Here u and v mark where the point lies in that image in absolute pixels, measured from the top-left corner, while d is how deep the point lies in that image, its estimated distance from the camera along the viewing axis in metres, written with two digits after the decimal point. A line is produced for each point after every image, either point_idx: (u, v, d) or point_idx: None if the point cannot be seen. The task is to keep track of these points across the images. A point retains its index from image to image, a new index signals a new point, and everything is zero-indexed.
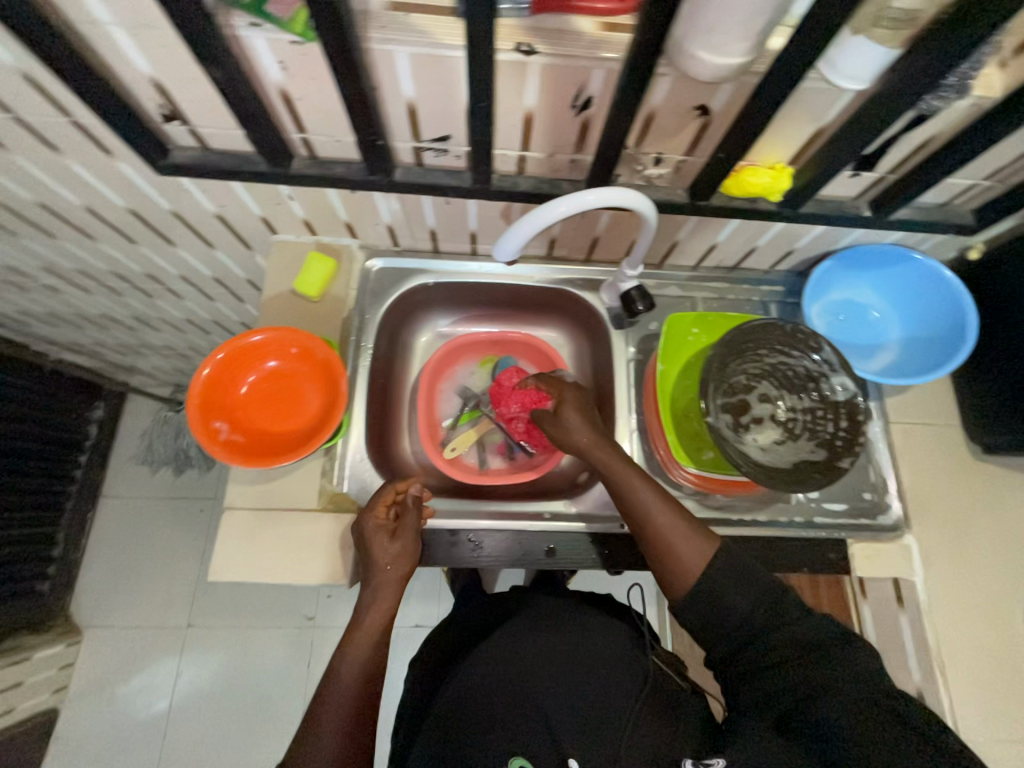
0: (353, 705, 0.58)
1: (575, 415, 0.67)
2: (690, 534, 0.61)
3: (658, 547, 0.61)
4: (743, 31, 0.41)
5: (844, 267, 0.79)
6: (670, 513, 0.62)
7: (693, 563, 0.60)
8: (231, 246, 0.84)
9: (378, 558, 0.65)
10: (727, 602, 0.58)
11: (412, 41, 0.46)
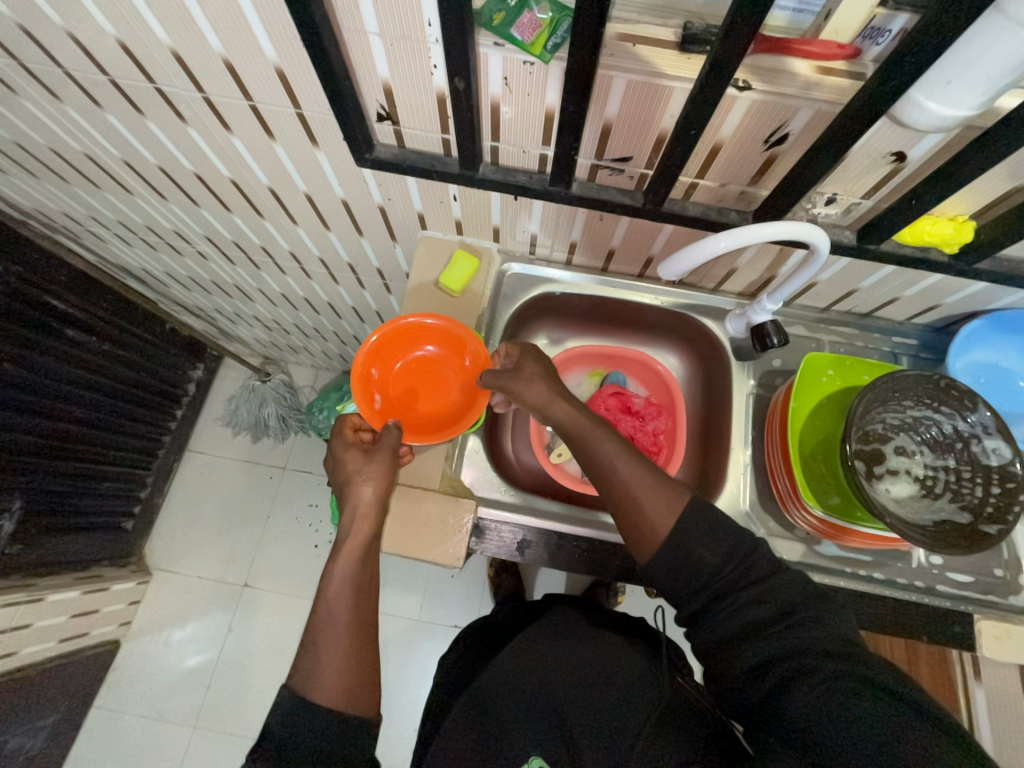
0: (351, 622, 0.58)
1: (533, 367, 0.71)
2: (655, 486, 0.60)
3: (625, 501, 0.61)
4: (985, 86, 0.42)
5: (994, 329, 0.76)
6: (638, 465, 0.62)
7: (660, 516, 0.59)
8: (378, 237, 0.90)
9: (353, 480, 0.65)
10: (695, 557, 0.57)
11: (637, 69, 0.49)
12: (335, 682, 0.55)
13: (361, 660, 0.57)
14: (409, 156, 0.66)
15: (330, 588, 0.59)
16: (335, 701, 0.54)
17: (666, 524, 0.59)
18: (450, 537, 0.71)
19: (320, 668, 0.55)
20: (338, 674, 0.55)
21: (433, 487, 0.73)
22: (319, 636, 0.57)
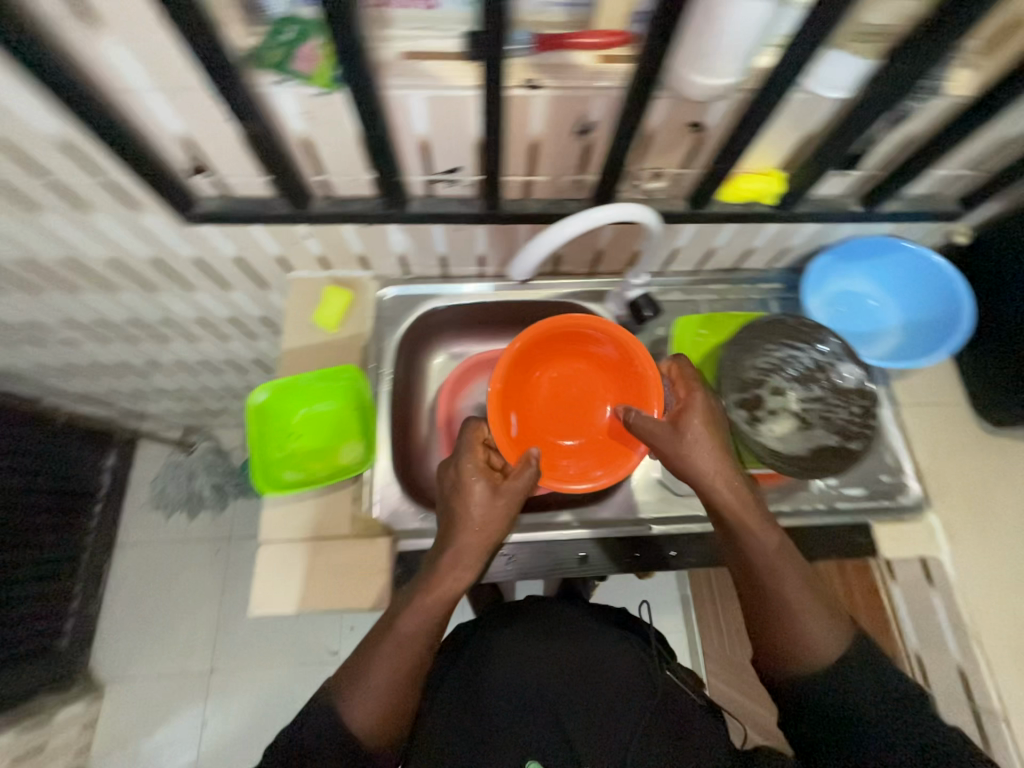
0: (400, 683, 0.56)
1: (711, 447, 0.60)
2: (826, 620, 0.57)
3: (782, 620, 0.57)
4: (735, 54, 0.45)
5: (839, 260, 0.83)
6: (802, 581, 0.58)
7: (828, 650, 0.56)
8: (247, 286, 0.86)
9: (465, 492, 0.62)
10: (804, 673, 0.56)
11: (426, 85, 0.50)
12: (372, 716, 0.55)
13: (394, 713, 0.56)
14: (238, 204, 0.63)
15: (391, 641, 0.57)
16: (361, 736, 0.54)
17: (833, 655, 0.56)
18: (371, 579, 0.68)
19: (360, 691, 0.56)
20: (372, 713, 0.55)
21: (345, 533, 0.70)
22: (370, 667, 0.56)
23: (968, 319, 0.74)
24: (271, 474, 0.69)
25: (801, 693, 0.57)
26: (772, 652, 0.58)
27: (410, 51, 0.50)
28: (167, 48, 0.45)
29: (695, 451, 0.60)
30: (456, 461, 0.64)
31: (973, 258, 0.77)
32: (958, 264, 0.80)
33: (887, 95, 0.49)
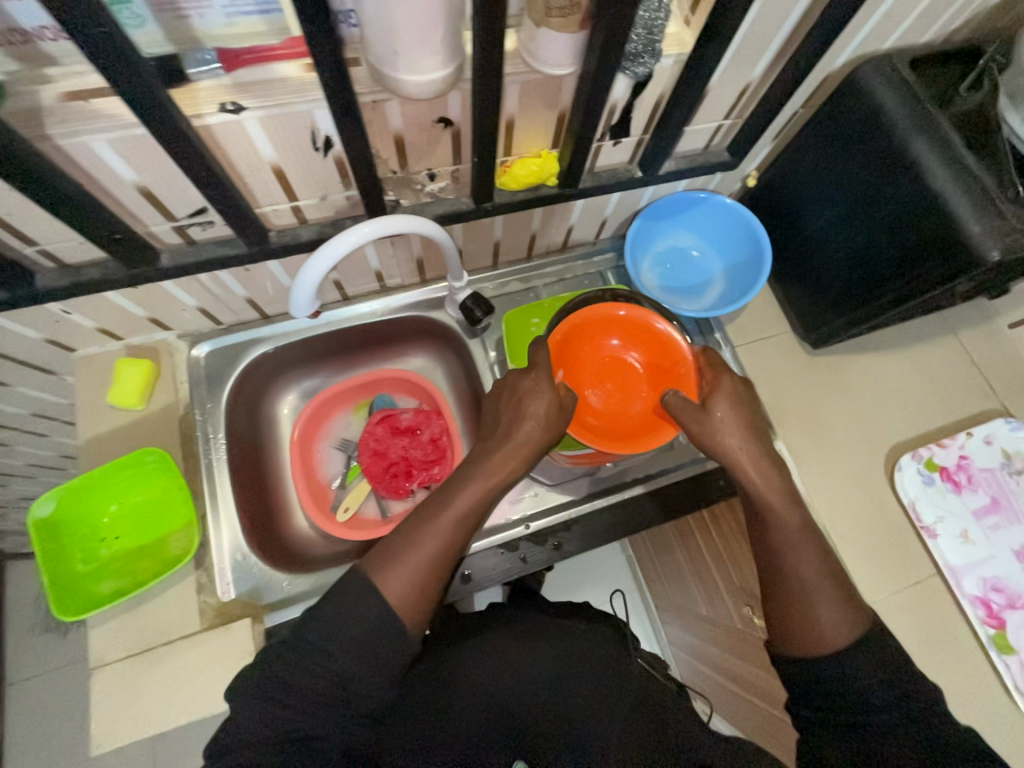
0: (440, 554, 0.54)
1: (729, 411, 0.59)
2: (843, 603, 0.55)
3: (796, 598, 0.56)
4: (428, 47, 0.42)
5: (655, 221, 0.85)
6: (818, 559, 0.57)
7: (839, 634, 0.54)
8: (30, 379, 0.74)
9: (517, 411, 0.60)
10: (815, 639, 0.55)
11: (102, 128, 0.43)
12: (406, 589, 0.53)
13: (430, 587, 0.54)
14: None
15: (473, 488, 0.57)
16: (393, 605, 0.52)
17: (839, 642, 0.54)
18: (231, 673, 0.61)
19: (404, 561, 0.53)
20: (408, 582, 0.53)
21: (195, 630, 0.62)
22: (419, 534, 0.55)
23: (768, 254, 0.78)
24: (83, 591, 0.60)
25: (811, 672, 0.55)
26: (783, 628, 0.57)
27: (73, 91, 0.42)
28: None
29: (720, 426, 0.59)
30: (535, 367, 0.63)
31: (765, 197, 0.82)
32: (756, 204, 0.84)
33: (602, 64, 0.48)
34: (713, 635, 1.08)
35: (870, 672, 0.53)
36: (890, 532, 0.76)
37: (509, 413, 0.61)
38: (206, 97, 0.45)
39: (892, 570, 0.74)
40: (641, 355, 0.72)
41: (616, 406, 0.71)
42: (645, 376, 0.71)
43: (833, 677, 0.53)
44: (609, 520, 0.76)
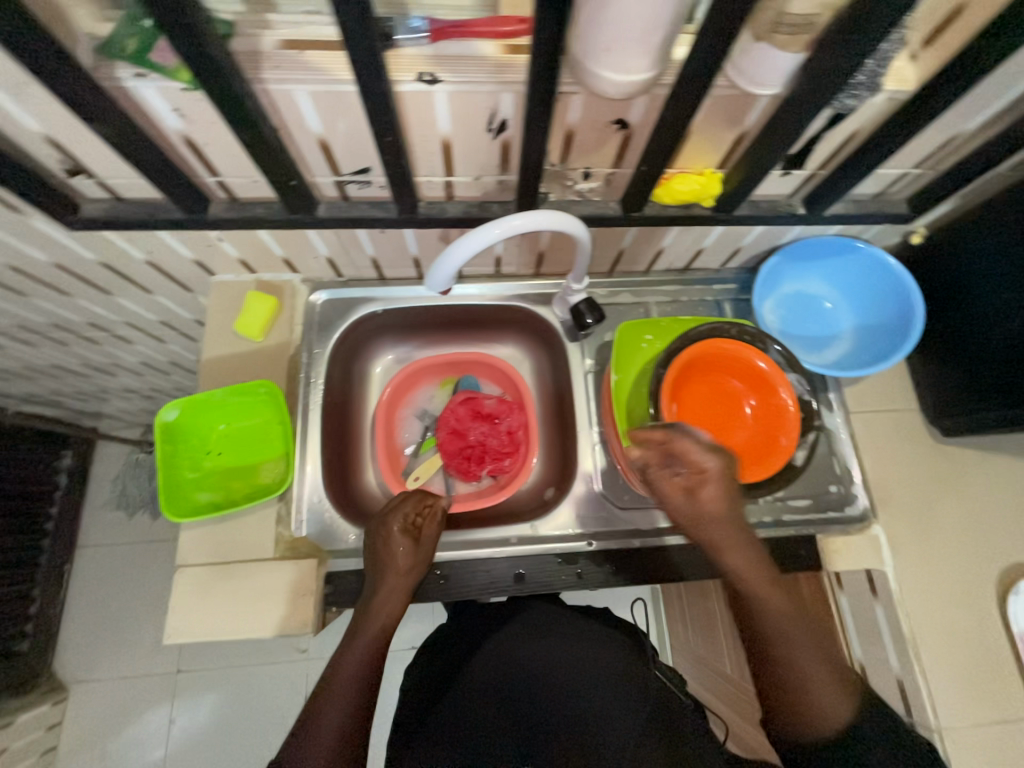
0: (353, 716, 0.53)
1: (714, 493, 0.57)
2: (836, 685, 0.51)
3: (789, 696, 0.51)
4: (641, 47, 0.40)
5: (793, 261, 0.79)
6: (814, 646, 0.53)
7: (837, 719, 0.50)
8: (170, 290, 0.81)
9: (383, 541, 0.66)
10: (806, 704, 0.51)
11: (308, 79, 0.44)
12: (328, 761, 0.50)
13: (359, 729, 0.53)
14: (126, 210, 0.57)
15: (341, 670, 0.56)
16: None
17: (845, 723, 0.50)
18: (294, 602, 0.64)
19: (315, 736, 0.51)
20: (332, 748, 0.51)
21: (269, 555, 0.66)
22: (325, 701, 0.53)
23: (920, 321, 0.71)
24: (184, 495, 0.66)
25: (816, 764, 0.49)
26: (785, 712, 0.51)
27: (290, 41, 0.45)
28: None
29: (708, 510, 0.57)
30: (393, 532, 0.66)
31: (929, 260, 0.74)
32: (914, 265, 0.76)
33: (817, 93, 0.44)
34: (733, 699, 1.02)
35: (875, 745, 0.49)
36: (981, 655, 0.68)
37: (382, 555, 0.65)
38: (407, 64, 0.45)
39: (977, 698, 0.67)
40: (758, 405, 0.65)
41: (713, 442, 0.65)
42: (752, 427, 0.65)
43: (843, 763, 0.49)
44: (675, 559, 0.72)
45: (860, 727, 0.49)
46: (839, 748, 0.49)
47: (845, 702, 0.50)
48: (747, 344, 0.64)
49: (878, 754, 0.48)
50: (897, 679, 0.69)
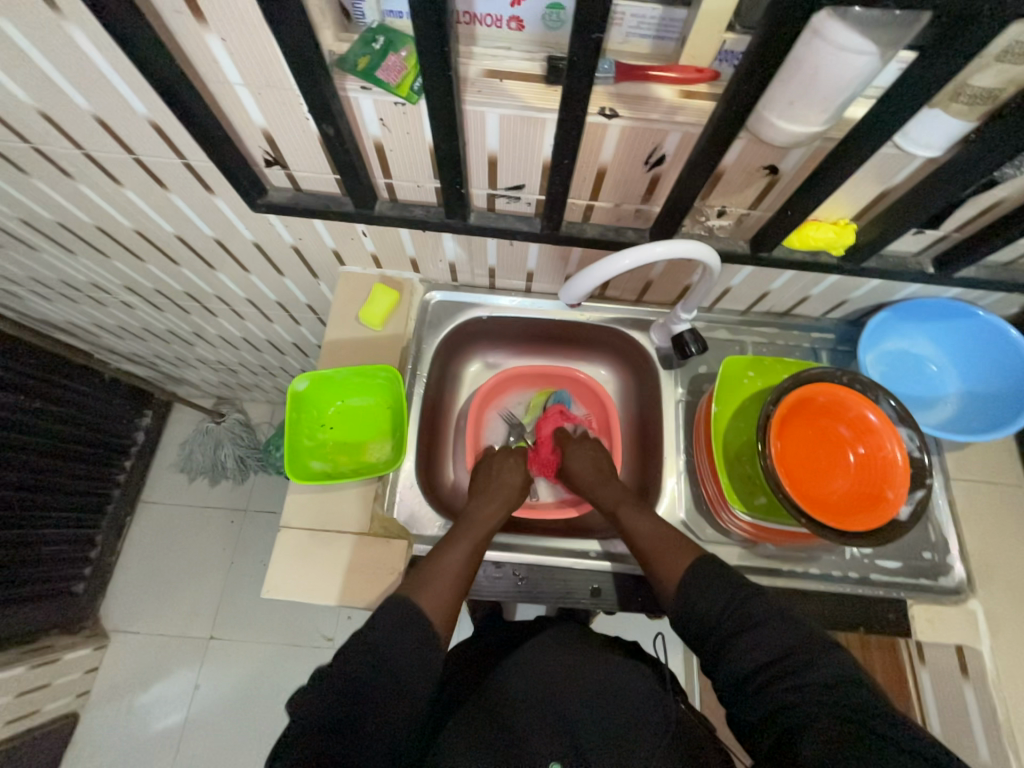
0: (459, 583, 0.61)
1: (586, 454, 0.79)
2: (673, 546, 0.62)
3: (647, 559, 0.63)
4: (823, 106, 0.44)
5: (902, 318, 0.78)
6: (658, 526, 0.66)
7: (674, 571, 0.60)
8: (298, 274, 0.89)
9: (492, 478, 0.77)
10: (693, 604, 0.56)
11: (504, 104, 0.50)
12: (439, 602, 0.58)
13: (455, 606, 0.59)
14: (304, 199, 0.65)
15: (457, 544, 0.65)
16: (431, 615, 0.56)
17: (677, 579, 0.59)
18: (382, 579, 0.67)
19: (432, 587, 0.59)
20: (441, 602, 0.58)
21: (364, 531, 0.70)
22: (440, 560, 0.62)
23: None
24: (299, 461, 0.71)
25: (676, 606, 0.57)
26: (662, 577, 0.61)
27: (492, 71, 0.51)
28: (260, 48, 0.46)
29: (577, 462, 0.79)
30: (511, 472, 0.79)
31: None
32: None
33: (984, 161, 0.46)
34: None
35: (698, 590, 0.56)
36: None
37: (489, 482, 0.76)
38: (592, 99, 0.50)
39: None
40: (864, 454, 0.64)
41: (811, 485, 0.65)
42: (855, 475, 0.64)
43: (740, 668, 0.50)
44: None
45: (743, 614, 0.53)
46: (723, 640, 0.52)
47: (709, 599, 0.55)
48: (856, 393, 0.64)
49: (763, 657, 0.50)
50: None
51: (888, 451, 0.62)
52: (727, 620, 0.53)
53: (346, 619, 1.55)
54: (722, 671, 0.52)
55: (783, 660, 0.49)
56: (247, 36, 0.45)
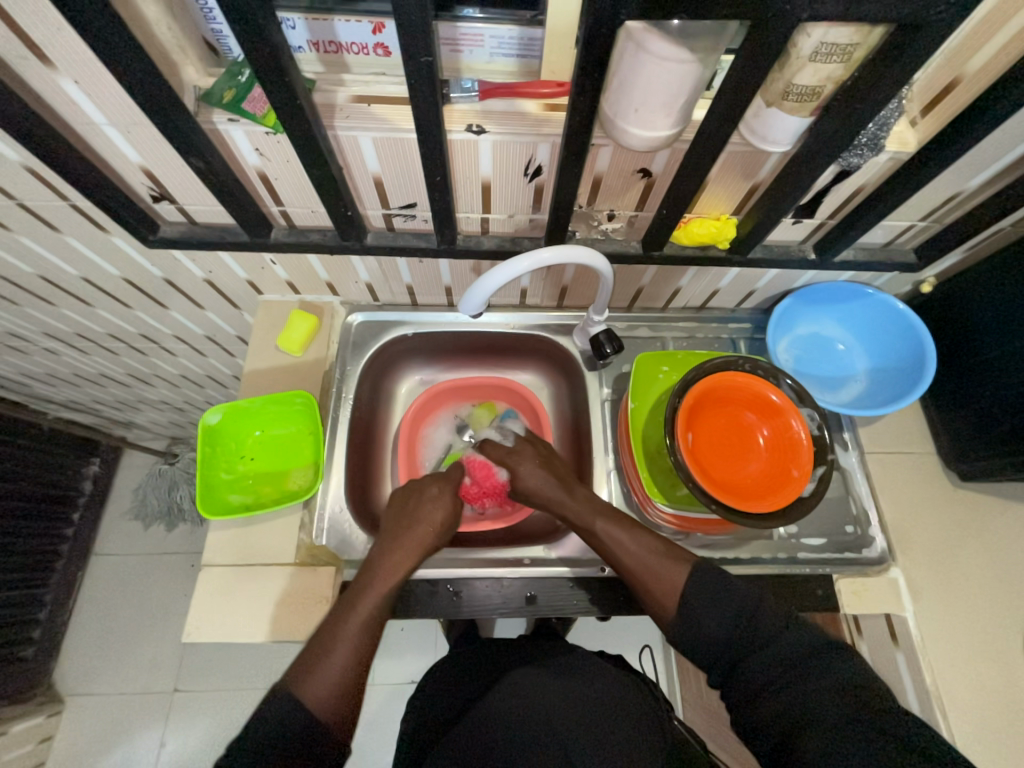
0: (354, 657, 0.55)
1: (535, 469, 0.72)
2: (664, 562, 0.61)
3: (643, 586, 0.61)
4: (666, 110, 0.46)
5: (804, 303, 0.82)
6: (642, 544, 0.63)
7: (673, 587, 0.59)
8: (219, 306, 0.88)
9: (411, 515, 0.68)
10: (704, 626, 0.57)
11: (373, 127, 0.51)
12: (334, 700, 0.52)
13: (354, 682, 0.54)
14: (199, 232, 0.65)
15: (351, 619, 0.58)
16: (323, 719, 0.51)
17: (675, 597, 0.59)
18: (309, 609, 0.66)
19: (320, 674, 0.53)
20: (332, 686, 0.53)
21: (289, 561, 0.69)
22: (331, 647, 0.55)
23: (932, 365, 0.73)
24: (217, 496, 0.69)
25: (688, 630, 0.57)
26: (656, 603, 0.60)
27: (360, 96, 0.52)
28: (116, 88, 0.46)
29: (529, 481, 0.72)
30: (423, 505, 0.69)
31: (940, 308, 0.76)
32: (925, 311, 0.79)
33: (824, 151, 0.49)
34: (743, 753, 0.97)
35: (706, 611, 0.57)
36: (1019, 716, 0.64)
37: (403, 518, 0.68)
38: (459, 117, 0.52)
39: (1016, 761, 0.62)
40: (771, 435, 0.67)
41: (726, 470, 0.67)
42: (766, 457, 0.67)
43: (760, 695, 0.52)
44: None
45: (757, 641, 0.54)
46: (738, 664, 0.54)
47: (718, 624, 0.56)
48: (760, 377, 0.67)
49: (776, 673, 0.52)
50: None
51: (794, 430, 0.64)
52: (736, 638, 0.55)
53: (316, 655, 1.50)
54: (737, 690, 0.54)
55: (795, 668, 0.51)
56: (100, 78, 0.45)
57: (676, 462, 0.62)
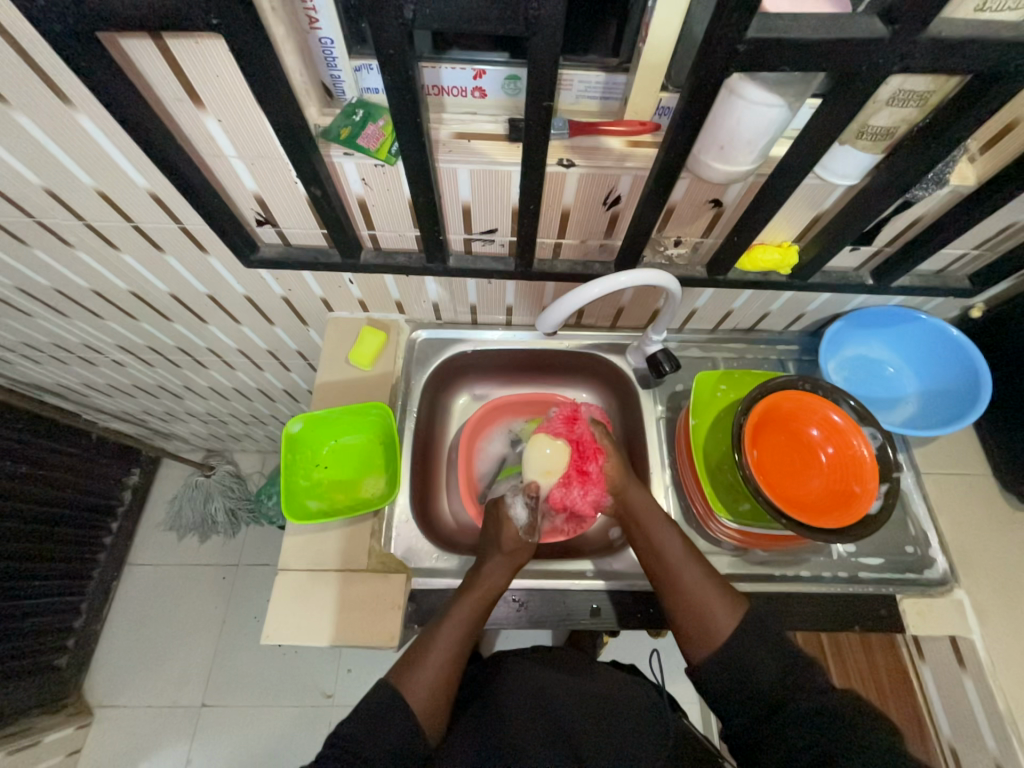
0: (446, 663, 0.59)
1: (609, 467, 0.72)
2: (719, 594, 0.60)
3: (689, 605, 0.61)
4: (750, 148, 0.50)
5: (855, 327, 0.84)
6: (697, 566, 0.63)
7: (723, 621, 0.59)
8: (289, 323, 0.93)
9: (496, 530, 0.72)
10: (748, 666, 0.55)
11: (473, 160, 0.56)
12: (428, 701, 0.56)
13: (445, 690, 0.58)
14: (293, 253, 0.70)
15: (441, 635, 0.61)
16: (419, 717, 0.55)
17: (728, 627, 0.58)
18: (382, 615, 0.67)
19: (416, 678, 0.57)
20: (429, 689, 0.56)
21: (361, 567, 0.70)
22: (427, 649, 0.60)
23: (988, 387, 0.74)
24: (296, 501, 0.73)
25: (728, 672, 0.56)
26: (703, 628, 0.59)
27: (461, 132, 0.57)
28: (253, 126, 0.51)
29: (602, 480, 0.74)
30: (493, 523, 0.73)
31: (993, 333, 0.78)
32: (976, 337, 0.81)
33: (893, 185, 0.53)
34: None
35: (754, 645, 0.56)
36: None
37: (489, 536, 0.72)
38: (552, 151, 0.57)
39: None
40: (834, 453, 0.68)
41: (789, 486, 0.69)
42: (829, 473, 0.68)
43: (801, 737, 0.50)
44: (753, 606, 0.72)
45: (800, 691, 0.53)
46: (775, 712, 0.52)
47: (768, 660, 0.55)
48: (819, 396, 0.69)
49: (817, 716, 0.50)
50: (996, 761, 0.66)
51: (861, 449, 0.66)
52: (775, 712, 0.52)
53: (346, 672, 1.48)
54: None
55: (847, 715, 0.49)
56: (241, 115, 0.50)
57: (747, 481, 0.63)
